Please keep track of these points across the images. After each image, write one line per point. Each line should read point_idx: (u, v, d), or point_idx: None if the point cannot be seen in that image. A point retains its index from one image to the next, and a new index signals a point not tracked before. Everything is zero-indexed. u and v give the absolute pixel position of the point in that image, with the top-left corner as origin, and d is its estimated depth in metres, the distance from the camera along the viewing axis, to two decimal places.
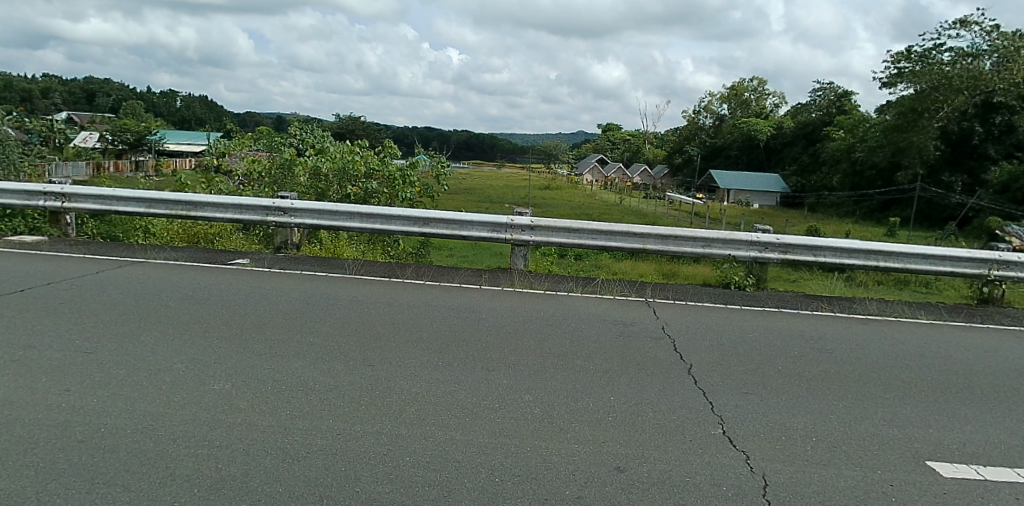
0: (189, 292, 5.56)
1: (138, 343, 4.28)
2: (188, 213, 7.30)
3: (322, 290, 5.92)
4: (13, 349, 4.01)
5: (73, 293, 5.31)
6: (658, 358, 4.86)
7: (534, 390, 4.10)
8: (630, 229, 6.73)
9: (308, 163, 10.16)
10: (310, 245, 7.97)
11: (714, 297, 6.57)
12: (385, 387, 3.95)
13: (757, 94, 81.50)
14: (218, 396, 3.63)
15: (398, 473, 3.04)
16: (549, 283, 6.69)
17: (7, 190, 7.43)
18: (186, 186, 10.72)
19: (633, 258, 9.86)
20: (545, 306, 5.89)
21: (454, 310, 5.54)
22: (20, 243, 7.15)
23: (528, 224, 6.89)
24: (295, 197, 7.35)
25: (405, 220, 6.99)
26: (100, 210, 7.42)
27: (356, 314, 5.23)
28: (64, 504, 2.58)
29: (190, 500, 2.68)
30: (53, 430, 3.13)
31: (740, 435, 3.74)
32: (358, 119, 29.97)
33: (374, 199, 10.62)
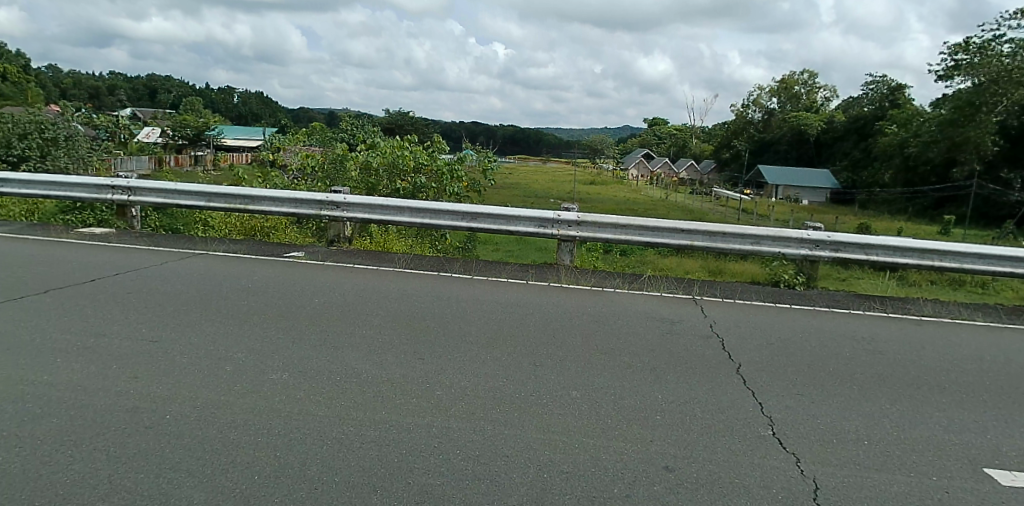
0: (246, 283, 5.70)
1: (201, 333, 4.40)
2: (246, 206, 7.46)
3: (372, 283, 6.00)
4: (85, 336, 4.17)
5: (136, 283, 5.50)
6: (706, 356, 4.77)
7: (581, 387, 4.07)
8: (679, 226, 6.61)
9: (359, 157, 10.36)
10: (361, 238, 8.11)
11: (763, 295, 6.42)
12: (435, 379, 3.97)
13: (808, 88, 79.26)
14: (277, 385, 3.71)
15: (448, 467, 3.06)
16: (595, 279, 6.62)
17: (77, 184, 7.71)
18: (243, 180, 11.04)
19: (678, 256, 9.69)
20: (592, 302, 5.84)
21: (504, 306, 5.53)
22: (89, 235, 7.45)
23: (576, 219, 6.82)
24: (347, 191, 7.46)
25: (454, 214, 7.03)
26: (163, 203, 7.66)
27: (408, 308, 5.27)
28: (131, 488, 2.68)
29: (250, 487, 2.76)
30: (124, 415, 3.24)
31: (790, 437, 3.65)
32: (406, 114, 30.73)
33: (423, 194, 10.70)
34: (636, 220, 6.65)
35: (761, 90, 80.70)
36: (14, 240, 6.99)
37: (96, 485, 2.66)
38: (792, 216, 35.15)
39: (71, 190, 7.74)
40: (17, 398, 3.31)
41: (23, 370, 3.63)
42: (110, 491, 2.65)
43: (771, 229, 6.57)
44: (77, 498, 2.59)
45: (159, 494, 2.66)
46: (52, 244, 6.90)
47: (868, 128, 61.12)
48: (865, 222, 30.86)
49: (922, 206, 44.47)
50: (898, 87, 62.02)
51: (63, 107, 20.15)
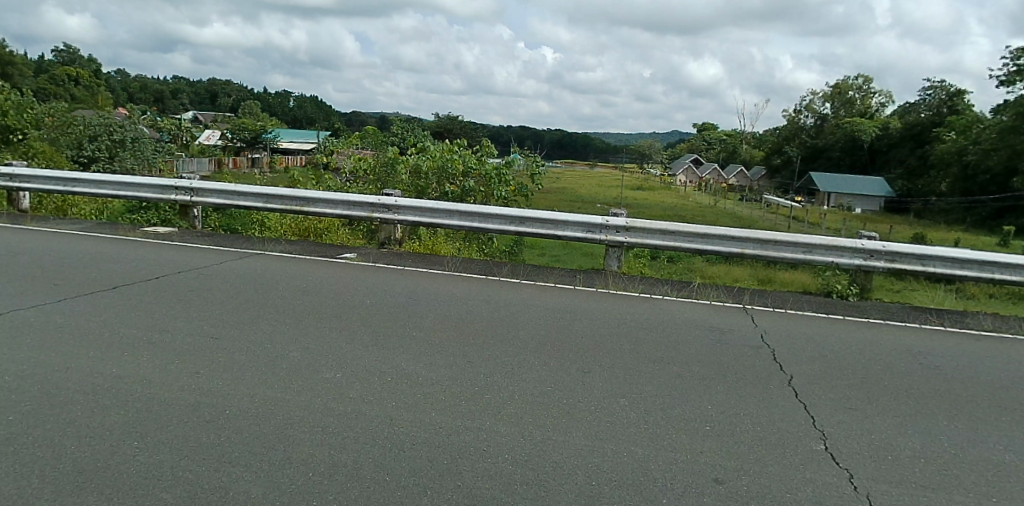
0: (301, 284, 5.81)
1: (259, 331, 4.50)
2: (301, 207, 7.63)
3: (422, 285, 6.06)
4: (151, 331, 4.33)
5: (196, 280, 5.68)
6: (757, 367, 4.66)
7: (630, 394, 4.02)
8: (729, 233, 6.48)
9: (410, 161, 10.51)
10: (410, 241, 8.12)
11: (814, 306, 6.23)
12: (485, 383, 3.97)
13: (862, 94, 77.06)
14: (330, 384, 3.77)
15: (497, 471, 3.05)
16: (643, 286, 6.54)
17: (143, 185, 8.03)
18: (298, 182, 11.34)
19: (728, 263, 9.42)
20: (640, 309, 5.77)
21: (552, 310, 5.52)
22: (154, 233, 7.73)
23: (624, 225, 6.77)
24: (398, 194, 7.56)
25: (502, 218, 7.04)
26: (224, 204, 7.90)
27: (457, 311, 5.29)
28: (191, 481, 2.77)
29: (302, 484, 2.81)
30: (187, 410, 3.35)
31: (844, 452, 3.52)
32: (456, 120, 31.18)
33: (470, 197, 10.72)
34: (686, 226, 6.55)
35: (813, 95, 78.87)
36: (84, 237, 7.32)
37: (159, 478, 2.76)
38: (846, 225, 34.30)
39: (138, 190, 8.06)
40: (89, 390, 3.47)
41: (94, 362, 3.79)
42: (173, 483, 2.75)
43: (824, 238, 6.40)
44: (141, 490, 2.68)
45: (215, 488, 2.73)
46: (117, 241, 7.19)
47: (925, 134, 59.01)
48: (924, 232, 29.80)
49: (981, 216, 42.78)
50: (958, 92, 59.77)
51: (132, 112, 21.09)
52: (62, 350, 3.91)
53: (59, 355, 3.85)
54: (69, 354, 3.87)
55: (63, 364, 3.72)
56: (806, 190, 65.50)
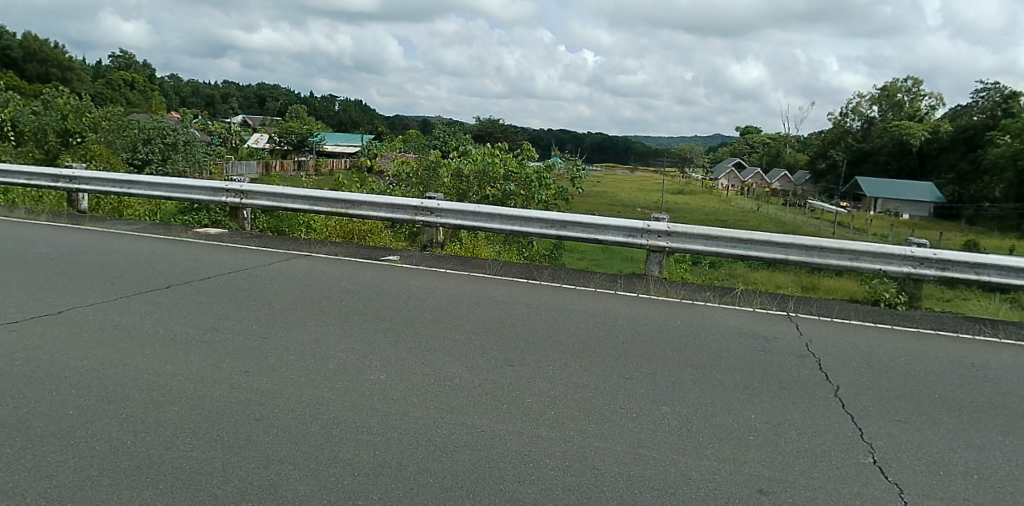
0: (346, 285, 5.90)
1: (306, 331, 4.57)
2: (346, 210, 7.76)
3: (464, 288, 6.08)
4: (202, 330, 4.43)
5: (244, 280, 5.80)
6: (802, 376, 4.54)
7: (673, 402, 3.96)
8: (774, 238, 6.35)
9: (452, 164, 10.63)
10: (452, 244, 8.15)
11: (861, 314, 6.07)
12: (528, 387, 3.96)
13: (912, 96, 74.66)
14: (375, 385, 3.81)
15: (539, 475, 3.03)
16: (685, 291, 6.45)
17: (196, 187, 8.27)
18: (343, 185, 11.60)
19: (771, 269, 9.21)
20: (681, 315, 5.70)
21: (594, 315, 5.48)
22: (205, 234, 7.95)
23: (666, 229, 6.69)
24: (441, 197, 7.61)
25: (543, 221, 7.04)
26: (272, 207, 8.07)
27: (498, 315, 5.29)
28: (238, 478, 2.82)
29: (345, 483, 2.83)
30: (236, 408, 3.42)
31: (894, 465, 3.40)
32: (498, 124, 31.45)
33: (512, 201, 10.58)
34: (729, 232, 6.44)
35: (860, 98, 76.83)
36: (138, 238, 7.56)
37: (209, 473, 2.83)
38: (897, 231, 33.28)
39: (190, 192, 8.31)
40: (144, 386, 3.57)
41: (148, 359, 3.90)
42: (222, 478, 2.81)
43: (871, 244, 6.22)
44: (191, 485, 2.74)
45: (261, 486, 2.77)
46: (168, 242, 7.41)
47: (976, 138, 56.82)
48: (985, 241, 28.57)
49: None
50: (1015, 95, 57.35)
51: (185, 114, 21.65)
52: (118, 347, 4.03)
53: (115, 352, 3.97)
54: (125, 350, 3.99)
55: (120, 361, 3.84)
56: (852, 195, 63.69)
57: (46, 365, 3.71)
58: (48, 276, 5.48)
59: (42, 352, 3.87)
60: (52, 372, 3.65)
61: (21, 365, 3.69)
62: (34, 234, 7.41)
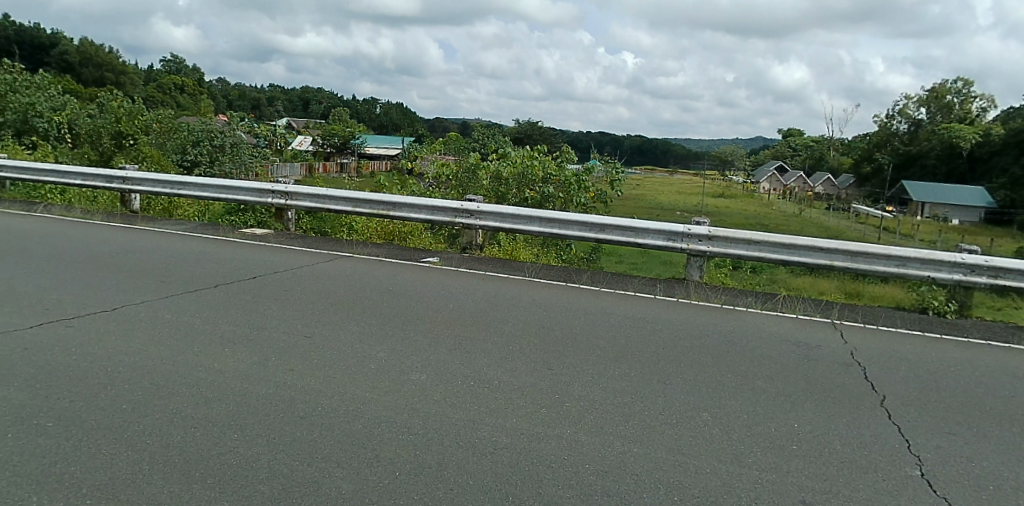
0: (387, 286, 5.97)
1: (349, 331, 4.63)
2: (387, 212, 7.87)
3: (504, 290, 6.10)
4: (248, 328, 4.53)
5: (288, 280, 5.92)
6: (847, 385, 4.43)
7: (714, 409, 3.90)
8: (817, 243, 6.23)
9: (491, 167, 10.88)
10: (491, 246, 8.17)
11: (908, 323, 5.89)
12: (569, 391, 3.95)
13: (962, 98, 72.06)
14: (415, 386, 3.84)
15: (578, 480, 3.01)
16: (726, 297, 6.35)
17: (244, 188, 8.49)
18: (384, 186, 11.79)
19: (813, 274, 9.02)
20: (722, 321, 5.61)
21: (634, 320, 5.45)
22: (251, 234, 8.15)
23: (706, 233, 6.62)
24: (480, 200, 7.66)
25: (582, 225, 7.04)
26: (316, 208, 8.25)
27: (539, 317, 5.30)
28: (280, 474, 2.86)
29: (385, 482, 2.85)
30: (281, 405, 3.49)
31: (943, 479, 3.28)
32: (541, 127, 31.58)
33: (549, 203, 10.70)
34: (771, 236, 6.34)
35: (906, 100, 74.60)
36: (184, 237, 7.79)
37: (252, 469, 2.88)
38: (952, 238, 32.01)
39: (238, 194, 8.54)
40: (193, 382, 3.67)
41: (197, 356, 4.00)
42: (265, 474, 2.85)
43: (919, 250, 6.04)
44: (237, 480, 2.79)
45: (305, 483, 2.80)
46: (213, 241, 7.61)
47: None
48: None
49: None
50: None
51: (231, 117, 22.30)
52: (168, 344, 4.15)
53: (166, 348, 4.08)
54: (175, 347, 4.11)
55: (171, 357, 3.95)
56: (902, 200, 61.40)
57: (102, 361, 3.85)
58: (100, 274, 5.69)
59: (98, 348, 4.01)
60: (109, 367, 3.78)
61: (79, 361, 3.83)
62: (87, 233, 7.71)
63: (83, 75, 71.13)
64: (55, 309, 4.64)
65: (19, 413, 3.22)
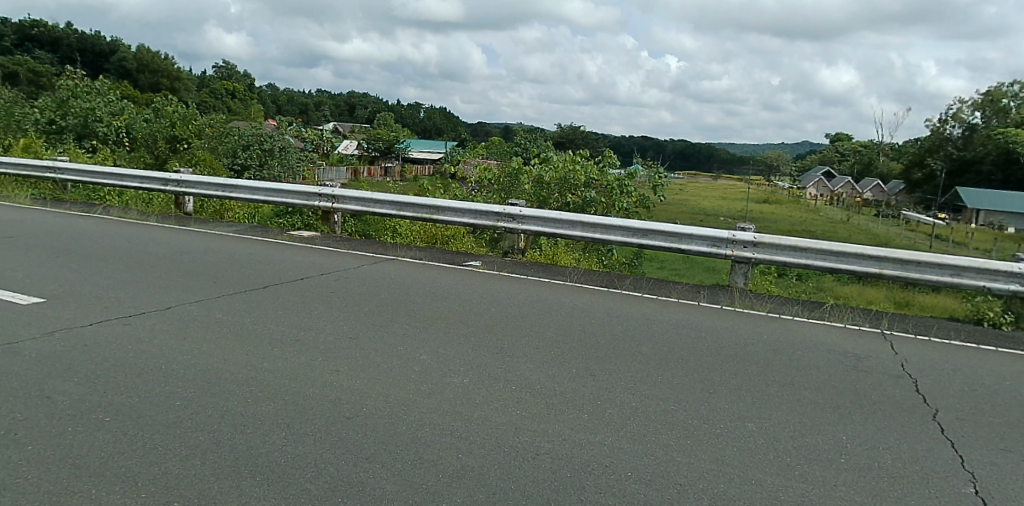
0: (430, 289, 6.01)
1: (394, 334, 4.68)
2: (430, 215, 7.95)
3: (545, 295, 6.10)
4: (295, 328, 4.62)
5: (334, 282, 6.03)
6: (898, 398, 4.29)
7: (759, 419, 3.83)
8: (866, 251, 6.07)
9: (533, 172, 10.87)
10: (532, 251, 8.18)
11: (962, 335, 5.68)
12: (612, 398, 3.92)
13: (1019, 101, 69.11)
14: (458, 389, 3.86)
15: (621, 488, 2.97)
16: (771, 305, 6.22)
17: (293, 191, 8.68)
18: (427, 191, 11.99)
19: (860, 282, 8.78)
20: (768, 329, 5.51)
21: (678, 327, 5.38)
22: (298, 236, 8.33)
23: (752, 239, 6.51)
24: (522, 204, 7.68)
25: (625, 230, 7.00)
26: (362, 211, 8.37)
27: (583, 323, 5.28)
28: (325, 474, 2.90)
29: (429, 485, 2.87)
30: (327, 405, 3.55)
31: (1001, 496, 3.14)
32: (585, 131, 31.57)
33: (592, 209, 10.65)
34: (819, 243, 6.21)
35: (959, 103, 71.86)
36: (230, 238, 8.00)
37: (299, 468, 2.93)
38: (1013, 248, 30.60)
39: (287, 197, 8.73)
40: (243, 381, 3.76)
41: (248, 355, 4.10)
42: (311, 474, 2.90)
43: (974, 259, 5.84)
44: (284, 478, 2.84)
45: (350, 483, 2.84)
46: (258, 243, 7.80)
47: None
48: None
49: None
50: None
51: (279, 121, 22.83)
52: (219, 343, 4.26)
53: (218, 347, 4.19)
54: (226, 347, 4.21)
55: (222, 356, 4.05)
56: (953, 204, 57.87)
57: (157, 358, 3.98)
58: (154, 274, 5.88)
59: (153, 346, 4.15)
60: (163, 364, 3.90)
61: (134, 357, 3.97)
62: (140, 233, 8.00)
63: (140, 81, 74.50)
64: (111, 307, 4.83)
65: (79, 407, 3.34)
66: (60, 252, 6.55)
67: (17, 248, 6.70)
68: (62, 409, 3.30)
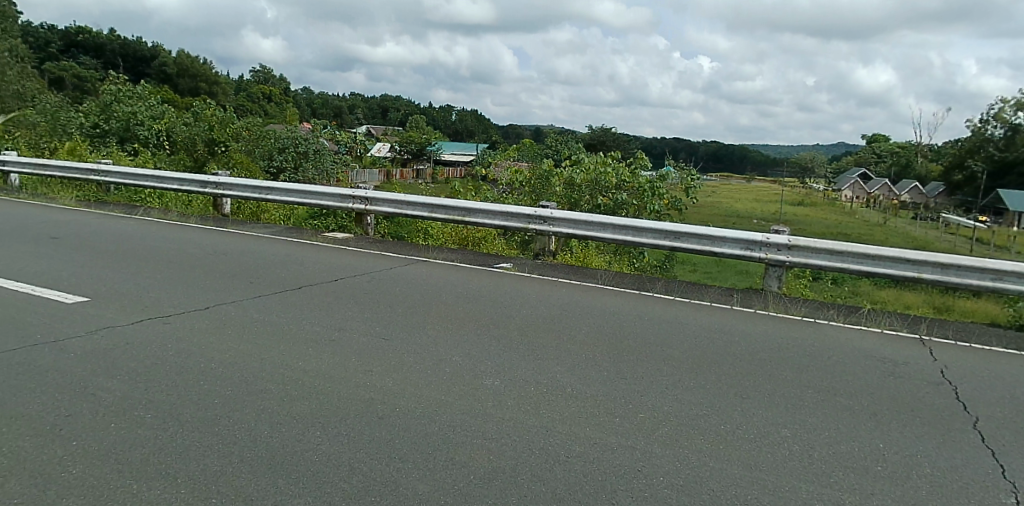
0: (462, 291, 6.05)
1: (427, 335, 4.72)
2: (462, 217, 8.00)
3: (574, 298, 6.09)
4: (329, 329, 4.69)
5: (367, 283, 6.11)
6: (937, 406, 4.19)
7: (793, 425, 3.77)
8: (904, 254, 5.94)
9: (564, 174, 10.95)
10: (563, 253, 8.19)
11: (1004, 341, 5.51)
12: (645, 402, 3.90)
13: None
14: (490, 391, 3.88)
15: (653, 493, 2.95)
16: (805, 309, 6.13)
17: (327, 194, 8.81)
18: (458, 192, 12.16)
19: (897, 286, 8.60)
20: (802, 334, 5.43)
21: (711, 330, 5.34)
22: (331, 238, 8.45)
23: (786, 242, 6.42)
24: (553, 206, 7.69)
25: (657, 232, 6.96)
26: (394, 213, 8.46)
27: (616, 326, 5.26)
28: (358, 473, 2.93)
29: (460, 486, 2.88)
30: (361, 405, 3.60)
31: None
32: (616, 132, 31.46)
33: (623, 210, 10.71)
34: (855, 246, 6.10)
35: None
36: (263, 240, 8.15)
37: (333, 467, 2.97)
38: None
39: (321, 199, 8.87)
40: (278, 381, 3.82)
41: (283, 355, 4.17)
42: (345, 473, 2.93)
43: (1017, 263, 5.67)
44: (319, 477, 2.89)
45: (382, 482, 2.87)
46: (291, 244, 7.94)
47: None
48: None
49: None
50: None
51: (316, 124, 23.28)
52: (256, 343, 4.34)
53: (255, 347, 4.27)
54: (262, 346, 4.29)
55: (259, 355, 4.14)
56: (993, 208, 53.88)
57: (196, 357, 4.07)
58: (192, 274, 6.03)
59: (193, 345, 4.24)
60: (201, 363, 3.99)
61: (174, 356, 4.06)
62: (177, 234, 8.21)
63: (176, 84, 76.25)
64: (151, 307, 4.95)
65: (121, 404, 3.44)
66: (101, 252, 6.77)
67: (60, 248, 6.94)
68: (105, 406, 3.39)
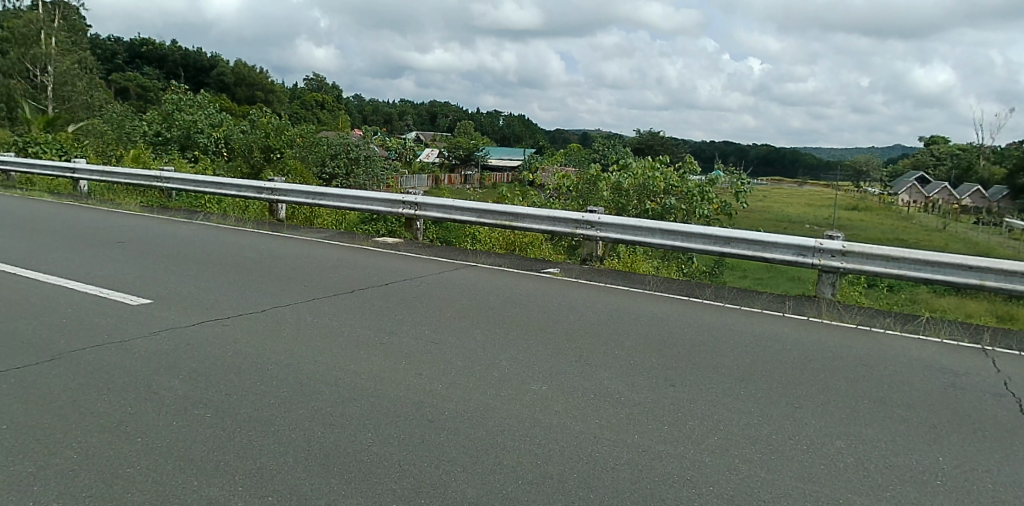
0: (509, 296, 6.10)
1: (475, 340, 4.78)
2: (510, 223, 8.08)
3: (620, 304, 6.07)
4: (380, 332, 4.80)
5: (416, 287, 6.21)
6: (1001, 419, 4.02)
7: (847, 436, 3.69)
8: (966, 261, 5.72)
9: (611, 178, 10.97)
10: (610, 259, 8.17)
11: None
12: (696, 411, 3.87)
13: None
14: (538, 396, 3.91)
15: (703, 501, 2.92)
16: (860, 317, 5.97)
17: (378, 199, 9.00)
18: (505, 198, 12.30)
19: (960, 294, 8.25)
20: (857, 343, 5.29)
21: (763, 338, 5.25)
22: (381, 242, 8.62)
23: (840, 248, 6.27)
24: (601, 211, 7.69)
25: (707, 238, 6.89)
26: (443, 218, 8.58)
27: (667, 333, 5.23)
28: (408, 475, 2.98)
29: (508, 490, 2.90)
30: (410, 408, 3.66)
31: None
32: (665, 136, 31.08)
33: (671, 215, 10.67)
34: (913, 252, 5.92)
35: None
36: (312, 243, 8.38)
37: (384, 469, 3.03)
38: None
39: (372, 204, 9.06)
40: (330, 382, 3.92)
41: (336, 357, 4.29)
42: (395, 474, 2.99)
43: None
44: (371, 477, 2.95)
45: (432, 484, 2.92)
46: (341, 248, 8.14)
47: None
48: None
49: None
50: None
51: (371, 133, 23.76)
52: (311, 346, 4.46)
53: (310, 349, 4.40)
54: (317, 348, 4.41)
55: (314, 357, 4.27)
56: None
57: (255, 358, 4.21)
58: (249, 277, 6.25)
59: (251, 346, 4.40)
60: (260, 365, 4.12)
61: (232, 357, 4.22)
62: (232, 238, 8.52)
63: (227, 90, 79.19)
64: (212, 309, 5.15)
65: (184, 402, 3.59)
66: (162, 255, 7.08)
67: (123, 250, 7.29)
68: (170, 404, 3.55)
